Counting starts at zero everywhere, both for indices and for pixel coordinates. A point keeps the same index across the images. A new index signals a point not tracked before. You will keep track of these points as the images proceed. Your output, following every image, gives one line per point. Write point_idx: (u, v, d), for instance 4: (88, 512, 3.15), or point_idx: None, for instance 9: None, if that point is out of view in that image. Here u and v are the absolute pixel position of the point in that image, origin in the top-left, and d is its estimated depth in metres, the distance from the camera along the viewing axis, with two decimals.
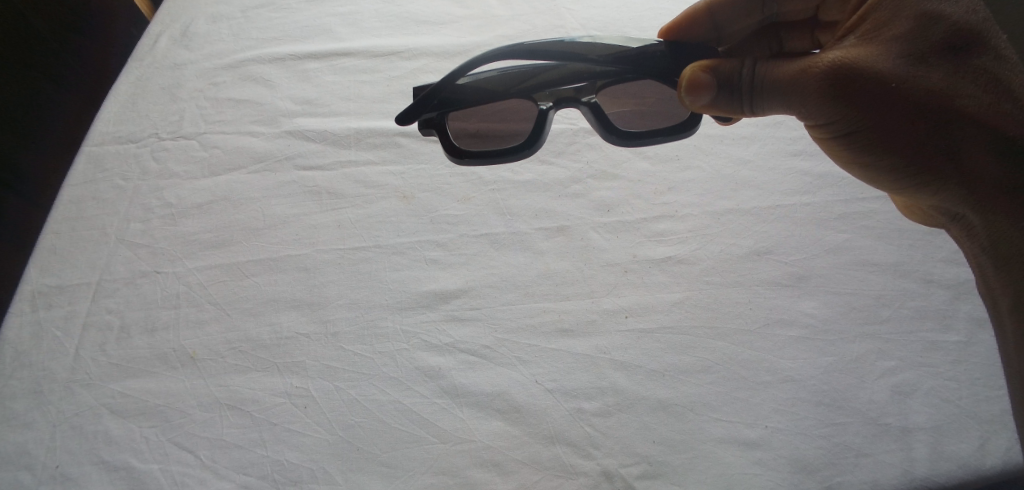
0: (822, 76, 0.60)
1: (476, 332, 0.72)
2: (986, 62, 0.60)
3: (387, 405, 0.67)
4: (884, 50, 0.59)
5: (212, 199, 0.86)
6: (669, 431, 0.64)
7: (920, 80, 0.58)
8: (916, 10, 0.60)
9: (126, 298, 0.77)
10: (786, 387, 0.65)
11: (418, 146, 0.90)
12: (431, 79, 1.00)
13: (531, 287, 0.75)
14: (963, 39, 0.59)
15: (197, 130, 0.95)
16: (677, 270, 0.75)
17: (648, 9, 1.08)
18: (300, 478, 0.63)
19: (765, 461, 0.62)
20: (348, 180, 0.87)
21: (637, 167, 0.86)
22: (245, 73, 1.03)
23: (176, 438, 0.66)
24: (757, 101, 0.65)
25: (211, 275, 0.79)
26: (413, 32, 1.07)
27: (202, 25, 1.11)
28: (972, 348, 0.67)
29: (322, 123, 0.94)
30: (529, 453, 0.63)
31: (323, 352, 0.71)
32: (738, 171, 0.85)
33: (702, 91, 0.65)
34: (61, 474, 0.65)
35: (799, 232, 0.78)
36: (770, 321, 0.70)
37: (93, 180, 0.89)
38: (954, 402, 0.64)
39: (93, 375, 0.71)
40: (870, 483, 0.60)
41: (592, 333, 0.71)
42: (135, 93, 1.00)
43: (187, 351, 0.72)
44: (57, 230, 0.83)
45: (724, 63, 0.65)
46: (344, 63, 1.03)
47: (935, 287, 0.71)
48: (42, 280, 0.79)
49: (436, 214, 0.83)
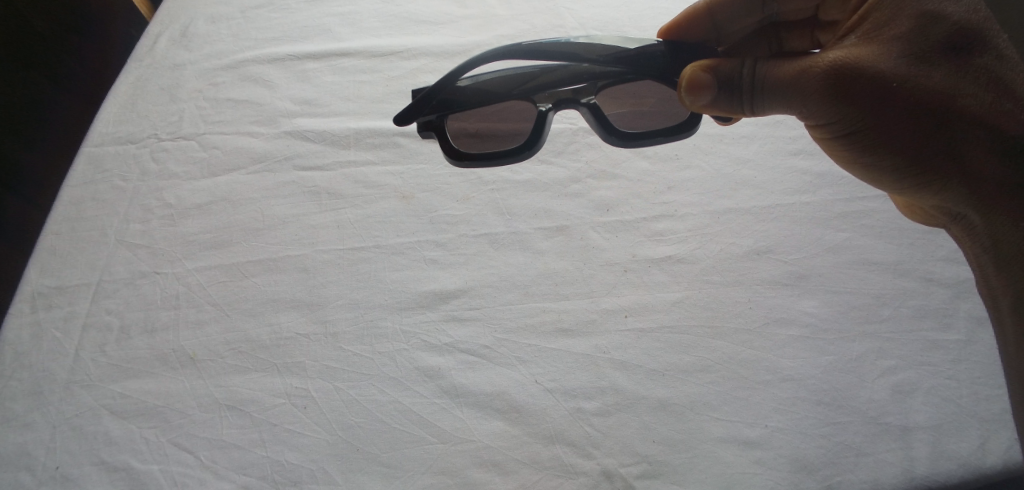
0: (822, 76, 0.60)
1: (476, 332, 0.71)
2: (987, 62, 0.60)
3: (387, 405, 0.67)
4: (886, 50, 0.59)
5: (212, 200, 0.86)
6: (669, 431, 0.64)
7: (921, 80, 0.58)
8: (917, 10, 0.60)
9: (126, 299, 0.77)
10: (786, 386, 0.65)
11: (418, 146, 0.90)
12: (430, 79, 1.00)
13: (531, 287, 0.75)
14: (963, 39, 0.59)
15: (196, 131, 0.95)
16: (677, 269, 0.75)
17: (648, 8, 1.08)
18: (300, 478, 0.63)
19: (765, 461, 0.61)
20: (347, 180, 0.87)
21: (637, 167, 0.86)
22: (245, 74, 1.03)
23: (176, 438, 0.66)
24: (757, 101, 0.65)
25: (210, 275, 0.79)
26: (412, 32, 1.07)
27: (201, 26, 1.11)
28: (973, 348, 0.67)
29: (321, 123, 0.94)
30: (529, 454, 0.63)
31: (323, 352, 0.71)
32: (739, 170, 0.85)
33: (702, 91, 0.65)
34: (61, 474, 0.65)
35: (799, 231, 0.78)
36: (770, 321, 0.70)
37: (93, 180, 0.89)
38: (953, 401, 0.63)
39: (93, 376, 0.71)
40: (870, 483, 0.60)
41: (592, 333, 0.71)
42: (135, 93, 1.00)
43: (187, 352, 0.72)
44: (57, 231, 0.83)
45: (725, 63, 0.65)
46: (344, 63, 1.03)
47: (936, 287, 0.71)
48: (43, 281, 0.79)
49: (436, 213, 0.83)
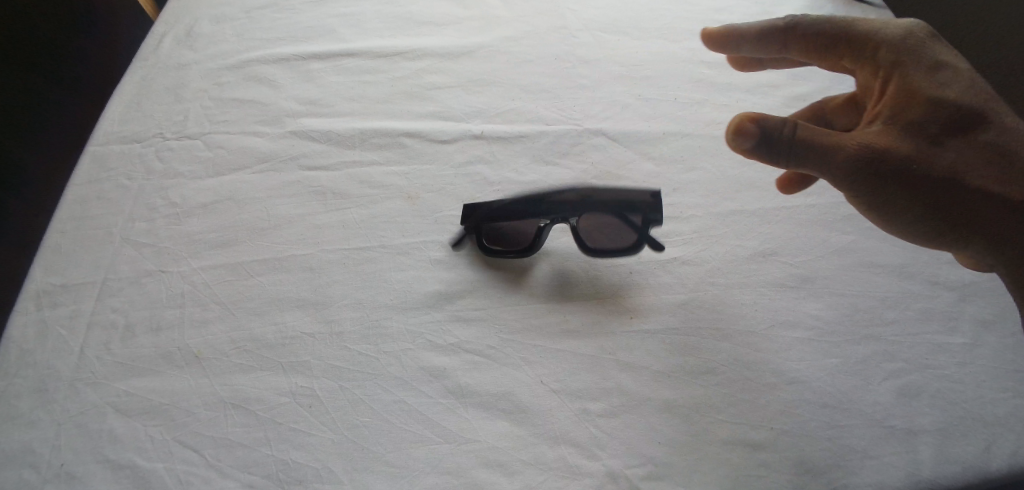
0: (857, 157, 0.61)
1: (480, 332, 0.72)
2: (990, 137, 0.63)
3: (392, 404, 0.67)
4: (908, 135, 0.62)
5: (217, 199, 0.87)
6: (674, 432, 0.64)
7: (937, 162, 0.61)
8: (920, 96, 0.64)
9: (131, 298, 0.77)
10: (791, 388, 0.65)
11: (422, 146, 0.91)
12: (435, 79, 1.00)
13: (535, 287, 0.75)
14: (967, 119, 0.63)
15: (202, 131, 0.95)
16: (682, 271, 0.75)
17: (652, 11, 1.08)
18: (305, 477, 0.63)
19: (771, 464, 0.61)
20: (352, 180, 0.87)
21: (641, 168, 0.86)
22: (249, 74, 1.03)
23: (181, 437, 0.66)
24: (797, 162, 0.63)
25: (214, 275, 0.79)
26: (416, 32, 1.08)
27: (206, 26, 1.12)
28: (978, 351, 0.67)
29: (326, 123, 0.94)
30: (534, 454, 0.63)
31: (328, 351, 0.71)
32: (744, 172, 0.85)
33: (748, 141, 0.62)
34: (66, 473, 0.64)
35: (804, 234, 0.78)
36: (775, 323, 0.70)
37: (100, 180, 0.89)
38: (960, 404, 0.64)
39: (98, 375, 0.71)
40: (876, 486, 0.60)
41: (598, 334, 0.71)
42: (141, 93, 1.00)
43: (191, 351, 0.72)
44: (63, 230, 0.83)
45: (766, 117, 0.62)
46: (347, 63, 1.03)
47: (941, 289, 0.72)
48: (49, 280, 0.78)
49: (441, 214, 0.83)
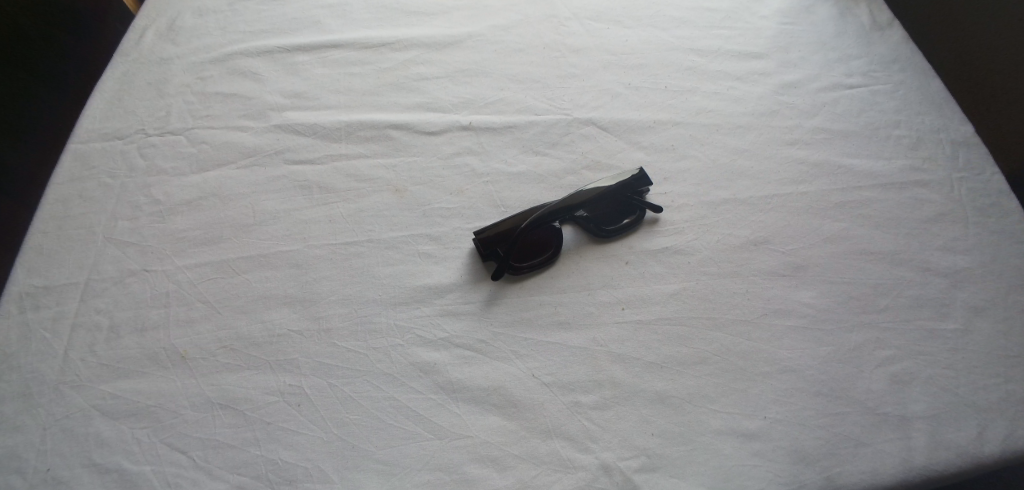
0: None
1: (471, 326, 0.71)
2: None
3: (382, 401, 0.66)
4: None
5: (202, 196, 0.85)
6: (667, 424, 0.63)
7: None
8: None
9: (115, 299, 0.75)
10: (783, 377, 0.65)
11: (409, 139, 0.89)
12: (422, 70, 0.98)
13: (527, 280, 0.74)
14: None
15: (185, 126, 0.93)
16: (674, 261, 0.75)
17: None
18: (296, 477, 0.63)
19: (764, 453, 0.61)
20: (339, 174, 0.86)
21: (632, 158, 0.86)
22: (233, 67, 1.01)
23: (168, 439, 0.65)
24: None
25: (200, 273, 0.77)
26: (404, 23, 1.06)
27: (188, 19, 1.09)
28: (969, 337, 0.68)
29: (312, 116, 0.93)
30: (528, 449, 0.63)
31: (316, 349, 0.70)
32: (736, 160, 0.84)
33: None
34: (52, 477, 0.63)
35: (795, 222, 0.77)
36: (768, 311, 0.70)
37: (81, 176, 0.86)
38: (951, 390, 0.64)
39: (82, 377, 0.69)
40: (869, 473, 0.60)
41: (591, 326, 0.70)
42: (121, 87, 0.97)
43: (176, 351, 0.71)
44: (43, 229, 0.81)
45: None
46: (333, 55, 1.02)
47: (932, 276, 0.72)
48: (29, 280, 0.76)
49: (429, 207, 0.82)
